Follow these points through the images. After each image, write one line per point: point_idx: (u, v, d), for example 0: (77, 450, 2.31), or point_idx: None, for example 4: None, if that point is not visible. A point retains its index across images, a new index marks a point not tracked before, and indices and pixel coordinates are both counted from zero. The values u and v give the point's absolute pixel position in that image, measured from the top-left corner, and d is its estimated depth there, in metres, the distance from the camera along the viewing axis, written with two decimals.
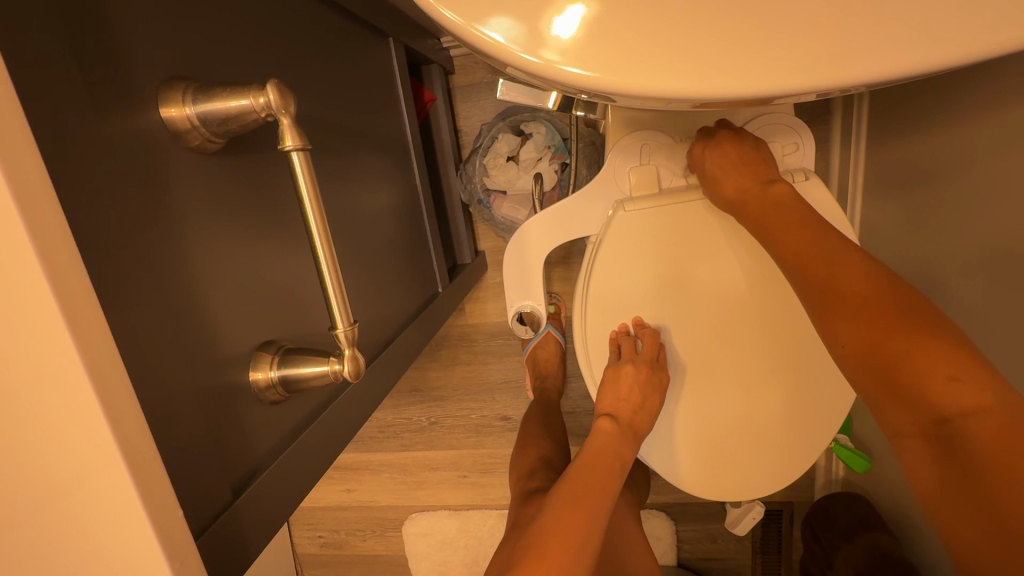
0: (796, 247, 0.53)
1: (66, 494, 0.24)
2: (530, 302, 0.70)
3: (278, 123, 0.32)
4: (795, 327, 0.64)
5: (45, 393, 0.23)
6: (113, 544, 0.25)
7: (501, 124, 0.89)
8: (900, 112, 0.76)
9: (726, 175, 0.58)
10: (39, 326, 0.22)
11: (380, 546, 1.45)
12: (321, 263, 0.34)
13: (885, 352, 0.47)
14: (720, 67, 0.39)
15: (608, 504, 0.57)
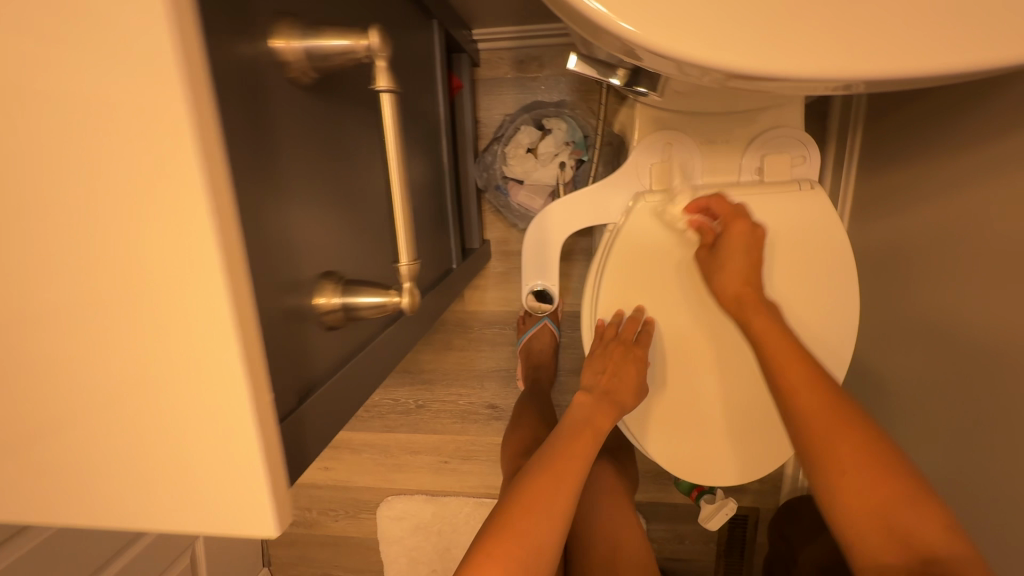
0: (800, 369, 0.57)
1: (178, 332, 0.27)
2: (544, 281, 0.73)
3: (376, 66, 0.35)
4: (800, 330, 0.67)
5: (178, 234, 0.26)
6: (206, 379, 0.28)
7: (525, 116, 0.93)
8: (891, 144, 0.84)
9: (741, 249, 0.61)
10: (178, 178, 0.25)
11: (351, 528, 1.44)
12: (397, 204, 0.38)
13: (876, 488, 0.51)
14: (763, 57, 0.42)
15: (578, 472, 0.62)
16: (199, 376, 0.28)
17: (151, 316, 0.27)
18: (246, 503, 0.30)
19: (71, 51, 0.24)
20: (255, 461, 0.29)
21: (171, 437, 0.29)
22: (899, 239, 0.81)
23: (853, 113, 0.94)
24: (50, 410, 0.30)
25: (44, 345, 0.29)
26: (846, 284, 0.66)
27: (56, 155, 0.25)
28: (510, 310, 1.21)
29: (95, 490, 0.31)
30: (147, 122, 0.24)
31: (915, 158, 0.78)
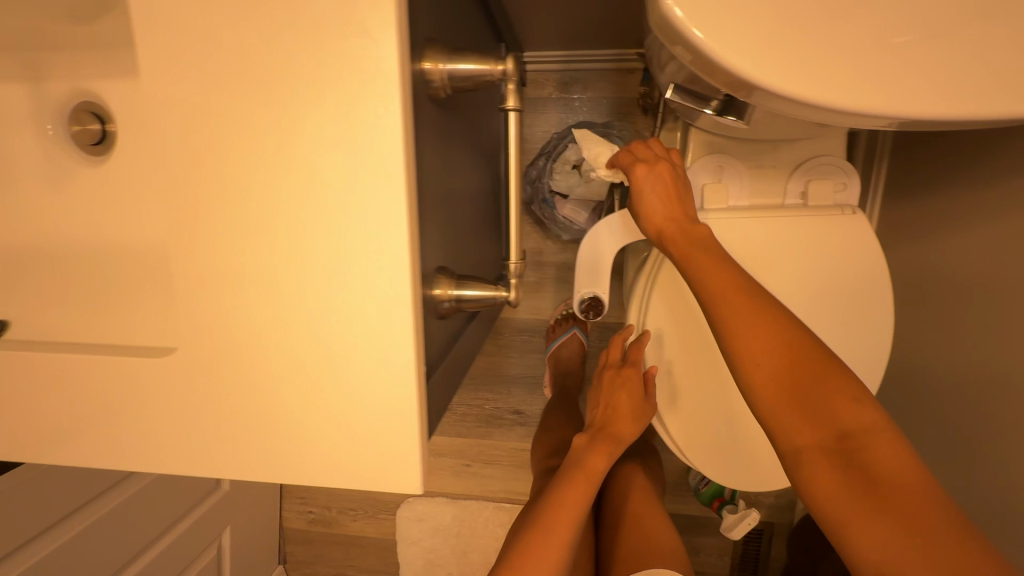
0: (714, 274, 0.58)
1: (360, 306, 0.32)
2: (595, 290, 0.77)
3: (506, 88, 0.41)
4: (839, 345, 0.71)
5: (371, 223, 0.31)
6: (372, 348, 0.33)
7: (572, 135, 0.98)
8: (916, 176, 0.90)
9: (655, 176, 0.62)
10: (382, 176, 0.30)
11: (369, 527, 1.46)
12: (510, 213, 0.45)
13: (801, 376, 0.52)
14: (817, 82, 0.43)
15: (578, 504, 0.74)
16: (372, 348, 0.33)
17: (341, 299, 0.32)
18: (399, 462, 0.35)
19: (309, 75, 0.29)
20: (412, 427, 0.34)
21: (340, 403, 0.34)
22: (923, 265, 0.86)
23: (879, 147, 0.99)
24: (226, 374, 0.35)
25: (240, 319, 0.34)
26: (882, 304, 0.70)
27: (279, 161, 0.31)
28: (540, 319, 1.26)
29: (264, 448, 0.36)
30: (367, 136, 0.29)
31: (940, 190, 0.84)
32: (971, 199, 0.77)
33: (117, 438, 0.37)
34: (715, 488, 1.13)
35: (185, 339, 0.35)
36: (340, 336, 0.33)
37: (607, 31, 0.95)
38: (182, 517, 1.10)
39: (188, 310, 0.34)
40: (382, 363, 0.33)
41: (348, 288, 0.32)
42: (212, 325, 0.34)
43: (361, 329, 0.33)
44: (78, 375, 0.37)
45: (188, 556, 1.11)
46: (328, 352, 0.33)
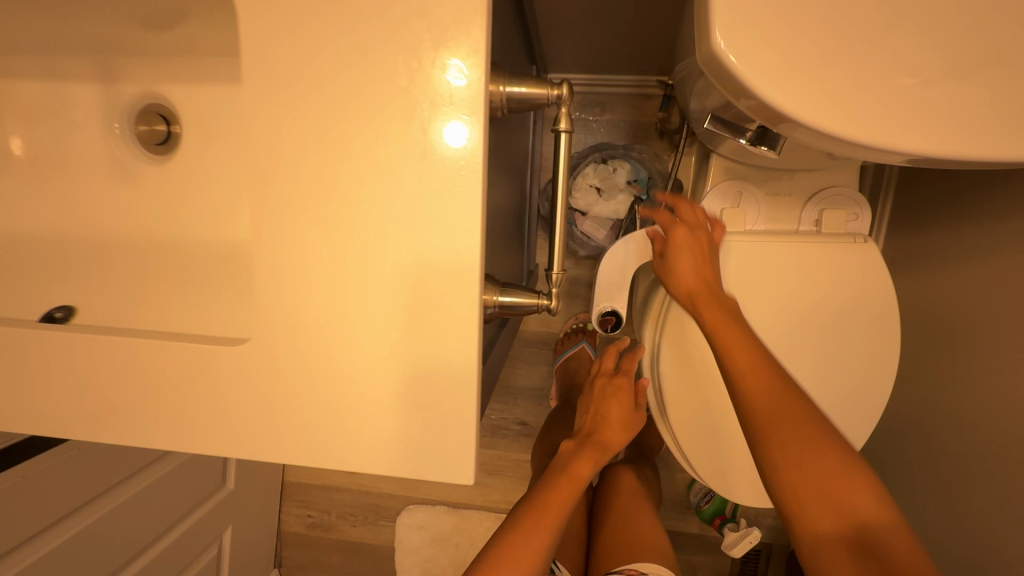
0: (744, 352, 0.59)
1: (429, 306, 0.36)
2: (613, 304, 0.81)
3: (558, 113, 0.45)
4: (849, 369, 0.74)
5: (448, 232, 0.35)
6: (437, 345, 0.36)
7: (592, 155, 1.02)
8: (920, 210, 0.94)
9: (694, 250, 0.65)
10: (462, 193, 0.35)
11: (368, 534, 1.46)
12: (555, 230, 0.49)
13: (826, 465, 0.54)
14: (850, 116, 0.43)
15: (562, 506, 0.69)
16: (437, 345, 0.36)
17: (414, 297, 0.36)
18: (449, 455, 0.38)
19: (405, 103, 0.34)
20: (466, 422, 0.37)
21: (403, 396, 0.37)
22: (928, 295, 0.90)
23: (885, 180, 1.04)
24: (296, 363, 0.38)
25: (316, 312, 0.37)
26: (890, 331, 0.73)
27: (370, 175, 0.35)
28: (549, 332, 1.28)
29: (328, 438, 0.39)
30: (455, 155, 0.34)
31: (944, 223, 0.88)
32: (975, 233, 0.81)
33: (175, 418, 0.40)
34: (716, 507, 1.15)
35: (262, 328, 0.38)
36: (407, 333, 0.37)
37: (630, 58, 0.99)
38: (191, 512, 1.11)
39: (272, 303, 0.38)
40: (444, 359, 0.36)
41: (420, 291, 0.36)
42: (292, 317, 0.37)
43: (427, 327, 0.36)
44: (151, 357, 0.39)
45: (188, 555, 1.11)
46: (396, 347, 0.37)
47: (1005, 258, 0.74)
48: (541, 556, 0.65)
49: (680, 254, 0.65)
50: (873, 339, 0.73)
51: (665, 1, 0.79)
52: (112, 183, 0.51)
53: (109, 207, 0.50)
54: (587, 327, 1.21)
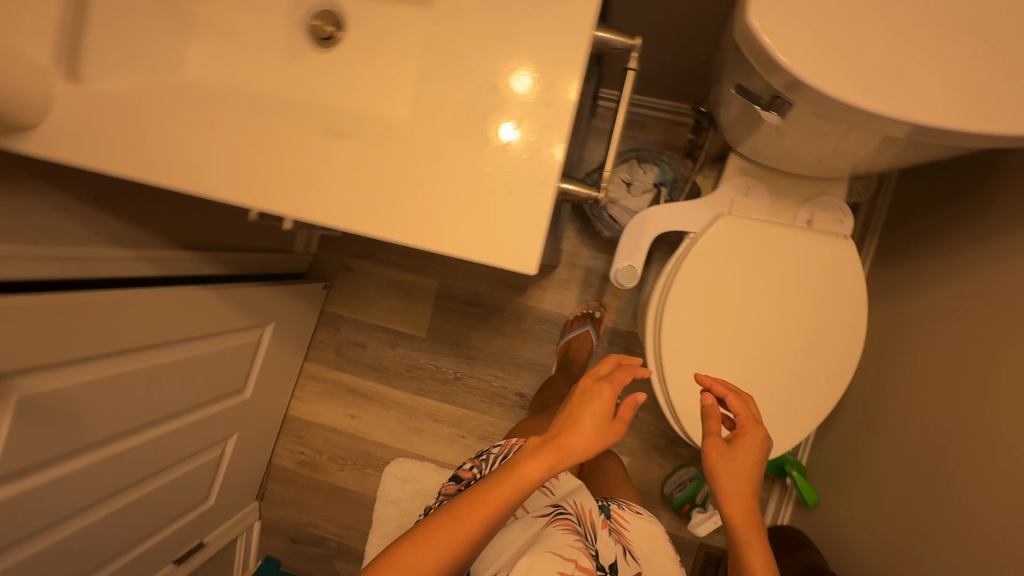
0: (758, 547, 0.66)
1: (526, 141, 0.56)
2: (630, 262, 0.95)
3: (629, 56, 0.62)
4: (815, 341, 0.90)
5: (547, 99, 0.56)
6: (527, 169, 0.56)
7: (629, 156, 1.20)
8: (904, 246, 1.10)
9: (752, 450, 0.70)
10: (559, 76, 0.56)
11: (354, 480, 1.54)
12: (610, 147, 0.65)
13: None
14: (860, 85, 0.55)
15: (490, 519, 0.64)
16: (528, 169, 0.56)
17: (517, 136, 0.56)
18: (522, 246, 0.56)
19: (534, 20, 0.56)
20: (537, 222, 0.56)
21: (506, 204, 0.56)
22: (911, 315, 1.04)
23: (873, 223, 1.21)
24: (429, 171, 0.58)
25: (451, 140, 0.58)
26: (854, 318, 0.89)
27: (504, 59, 0.57)
28: (561, 314, 1.41)
29: (446, 224, 0.57)
30: (561, 51, 0.56)
31: (924, 256, 1.03)
32: (954, 260, 0.95)
33: (335, 201, 0.59)
34: (687, 494, 1.29)
35: (412, 145, 0.58)
36: (508, 159, 0.56)
37: (675, 83, 1.19)
38: (219, 398, 1.18)
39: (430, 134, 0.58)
40: (530, 178, 0.56)
41: (522, 133, 0.56)
42: (438, 136, 0.58)
43: (523, 156, 0.56)
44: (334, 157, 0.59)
45: (196, 446, 1.17)
46: (500, 165, 0.57)
47: (984, 279, 0.88)
48: (448, 562, 0.62)
49: (733, 458, 0.70)
50: (839, 321, 0.89)
51: (713, 35, 0.99)
52: (290, 61, 0.69)
53: (288, 78, 0.68)
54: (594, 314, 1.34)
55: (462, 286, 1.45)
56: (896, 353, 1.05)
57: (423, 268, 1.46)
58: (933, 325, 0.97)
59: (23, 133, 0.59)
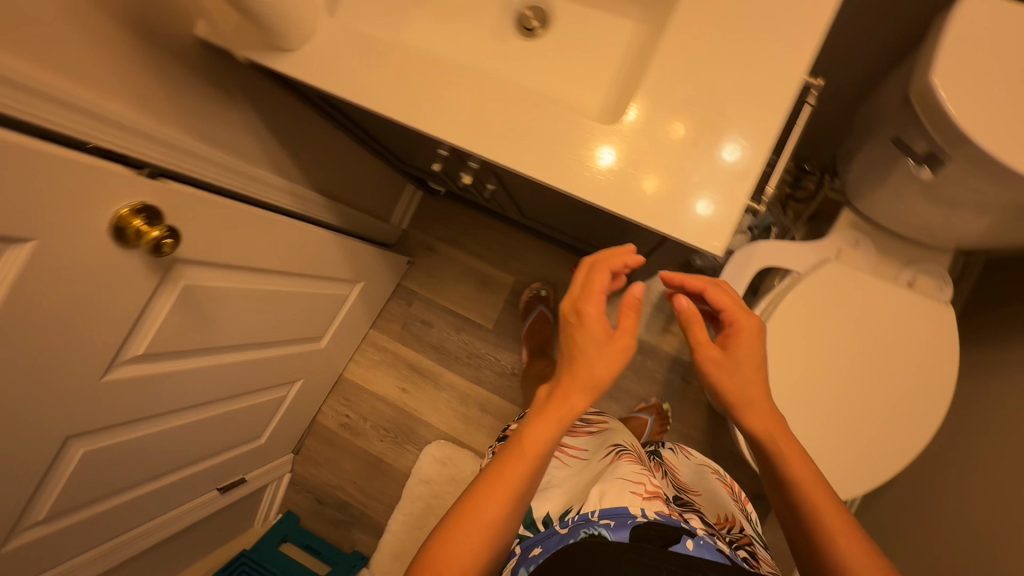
0: (790, 441, 0.61)
1: (741, 123, 0.57)
2: (732, 287, 1.00)
3: (808, 92, 0.69)
4: (903, 395, 0.93)
5: (770, 88, 0.57)
6: (736, 149, 0.57)
7: None
8: (987, 331, 1.14)
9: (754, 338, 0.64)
10: (787, 68, 0.57)
11: (391, 452, 1.57)
12: (774, 169, 0.71)
13: (869, 548, 0.54)
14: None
15: (513, 505, 0.54)
16: (737, 149, 0.57)
17: (733, 115, 0.57)
18: (715, 219, 0.56)
19: (772, 15, 0.58)
20: (736, 200, 0.56)
21: (715, 182, 0.57)
22: (988, 397, 1.07)
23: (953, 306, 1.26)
24: (631, 132, 0.59)
25: (661, 108, 0.59)
26: (942, 381, 0.92)
27: (733, 42, 0.58)
28: None
29: (641, 194, 0.58)
30: (790, 49, 0.57)
31: (1008, 342, 1.07)
32: None
33: (532, 146, 0.62)
34: None
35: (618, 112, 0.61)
36: (717, 135, 0.57)
37: None
38: (302, 339, 1.23)
39: (650, 106, 0.59)
40: (737, 158, 0.56)
41: (739, 114, 0.57)
42: (649, 99, 0.59)
43: (735, 136, 0.57)
44: (541, 109, 0.63)
45: (271, 380, 1.22)
46: (709, 139, 0.57)
47: None
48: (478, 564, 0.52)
49: (740, 366, 0.63)
50: (929, 380, 0.93)
51: None
52: (496, 41, 0.77)
53: (492, 55, 0.77)
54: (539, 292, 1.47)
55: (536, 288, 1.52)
56: (966, 431, 1.08)
57: (506, 265, 1.54)
58: (1014, 408, 0.99)
59: (277, 52, 0.68)
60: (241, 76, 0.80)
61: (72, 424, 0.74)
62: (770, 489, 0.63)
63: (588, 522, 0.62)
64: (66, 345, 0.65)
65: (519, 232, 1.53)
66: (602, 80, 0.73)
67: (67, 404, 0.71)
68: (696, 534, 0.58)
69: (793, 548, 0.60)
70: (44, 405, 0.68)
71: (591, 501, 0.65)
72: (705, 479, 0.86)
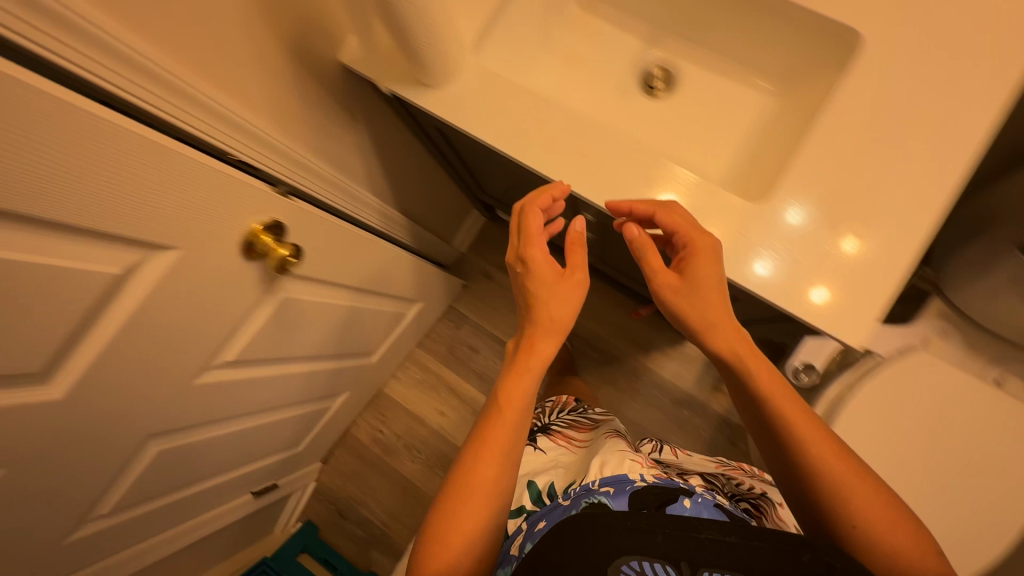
0: (771, 375, 0.57)
1: (888, 227, 0.57)
2: (810, 361, 0.97)
3: None
4: (986, 499, 0.89)
5: (921, 197, 0.58)
6: (880, 252, 0.57)
7: None
8: None
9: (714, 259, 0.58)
10: (939, 178, 0.58)
11: (420, 474, 1.54)
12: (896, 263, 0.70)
13: (871, 492, 0.52)
14: None
15: (504, 468, 0.55)
16: (882, 252, 0.57)
17: (880, 217, 0.58)
18: (854, 317, 0.56)
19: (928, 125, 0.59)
20: (877, 301, 0.56)
21: (855, 279, 0.57)
22: None
23: None
24: (774, 218, 0.59)
25: (807, 198, 0.59)
26: None
27: (888, 145, 0.59)
28: (677, 386, 1.43)
29: (778, 281, 0.58)
30: (944, 162, 0.58)
31: None
32: None
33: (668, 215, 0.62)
34: None
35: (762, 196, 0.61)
36: (863, 234, 0.57)
37: None
38: (358, 353, 1.22)
39: (794, 194, 0.59)
40: (881, 260, 0.57)
41: (887, 219, 0.57)
42: (795, 188, 0.59)
43: (881, 239, 0.57)
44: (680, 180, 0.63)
45: (323, 391, 1.20)
46: (854, 237, 0.57)
47: None
48: (479, 530, 0.53)
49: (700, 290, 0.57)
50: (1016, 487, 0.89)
51: None
52: (622, 96, 0.78)
53: (617, 111, 0.78)
54: None
55: (588, 328, 1.48)
56: None
57: None
58: None
59: (418, 86, 0.69)
60: (364, 99, 0.81)
61: (154, 424, 0.74)
62: (750, 415, 0.60)
63: (589, 492, 0.68)
64: (173, 347, 0.65)
65: None
66: (730, 151, 0.73)
67: (155, 406, 0.71)
68: (694, 495, 0.64)
69: (777, 472, 0.59)
70: (137, 405, 0.68)
71: (591, 471, 0.73)
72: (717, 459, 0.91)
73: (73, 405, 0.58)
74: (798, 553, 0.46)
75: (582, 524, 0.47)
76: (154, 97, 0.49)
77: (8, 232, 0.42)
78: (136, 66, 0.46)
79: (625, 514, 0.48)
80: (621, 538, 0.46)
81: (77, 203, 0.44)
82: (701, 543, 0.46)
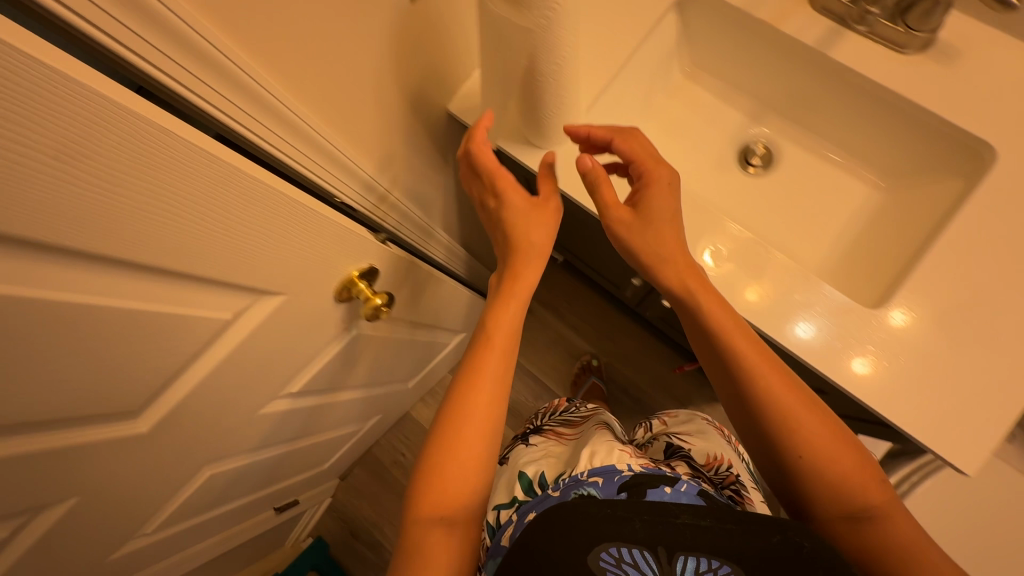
0: (725, 314, 0.57)
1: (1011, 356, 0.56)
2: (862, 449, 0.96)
3: None
4: None
5: None
6: (1002, 380, 0.55)
7: None
8: None
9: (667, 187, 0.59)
10: None
11: None
12: None
13: (839, 451, 0.53)
14: None
15: (484, 412, 0.55)
16: (1004, 382, 0.55)
17: (1001, 344, 0.56)
18: (969, 446, 0.54)
19: None
20: (997, 434, 0.54)
21: (974, 406, 0.55)
22: None
23: None
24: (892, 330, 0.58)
25: (925, 315, 0.57)
26: None
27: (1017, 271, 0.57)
28: None
29: (896, 398, 0.56)
30: None
31: None
32: None
33: (780, 312, 0.60)
34: None
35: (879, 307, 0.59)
36: (983, 360, 0.56)
37: None
38: (399, 380, 1.19)
39: (913, 309, 0.58)
40: (1004, 389, 0.55)
41: (1010, 348, 0.56)
42: (913, 303, 0.58)
43: (1003, 368, 0.55)
44: (794, 278, 0.61)
45: (359, 415, 1.17)
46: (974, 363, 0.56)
47: None
48: (472, 477, 0.53)
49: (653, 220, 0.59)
50: None
51: None
52: (717, 171, 0.77)
53: (711, 188, 0.77)
54: (591, 362, 1.43)
55: (624, 374, 1.45)
56: None
57: (599, 342, 1.48)
58: None
59: (524, 145, 0.68)
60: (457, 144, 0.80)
61: (214, 450, 0.73)
62: (717, 373, 0.59)
63: (578, 482, 0.60)
64: (249, 381, 0.64)
65: (620, 316, 1.49)
66: (828, 243, 0.72)
67: (220, 433, 0.70)
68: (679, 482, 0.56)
69: (737, 421, 0.59)
70: (205, 433, 0.67)
71: (581, 463, 0.64)
72: (694, 424, 0.85)
73: (152, 436, 0.57)
74: (770, 535, 0.45)
75: (562, 512, 0.46)
76: (283, 145, 0.48)
77: (151, 279, 0.41)
78: (288, 122, 0.46)
79: (607, 502, 0.46)
80: (601, 527, 0.44)
81: (219, 253, 0.43)
82: (680, 530, 0.45)
